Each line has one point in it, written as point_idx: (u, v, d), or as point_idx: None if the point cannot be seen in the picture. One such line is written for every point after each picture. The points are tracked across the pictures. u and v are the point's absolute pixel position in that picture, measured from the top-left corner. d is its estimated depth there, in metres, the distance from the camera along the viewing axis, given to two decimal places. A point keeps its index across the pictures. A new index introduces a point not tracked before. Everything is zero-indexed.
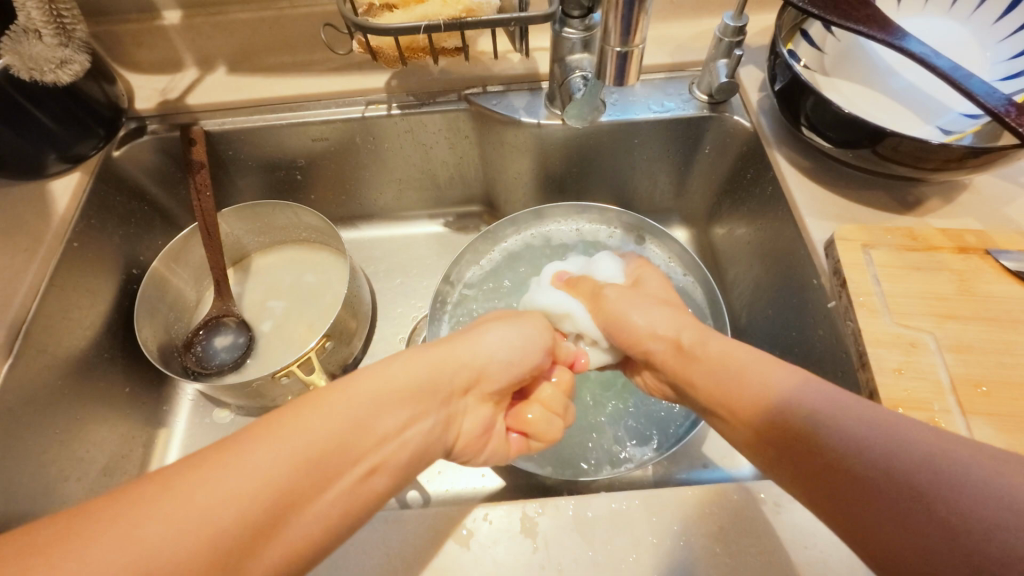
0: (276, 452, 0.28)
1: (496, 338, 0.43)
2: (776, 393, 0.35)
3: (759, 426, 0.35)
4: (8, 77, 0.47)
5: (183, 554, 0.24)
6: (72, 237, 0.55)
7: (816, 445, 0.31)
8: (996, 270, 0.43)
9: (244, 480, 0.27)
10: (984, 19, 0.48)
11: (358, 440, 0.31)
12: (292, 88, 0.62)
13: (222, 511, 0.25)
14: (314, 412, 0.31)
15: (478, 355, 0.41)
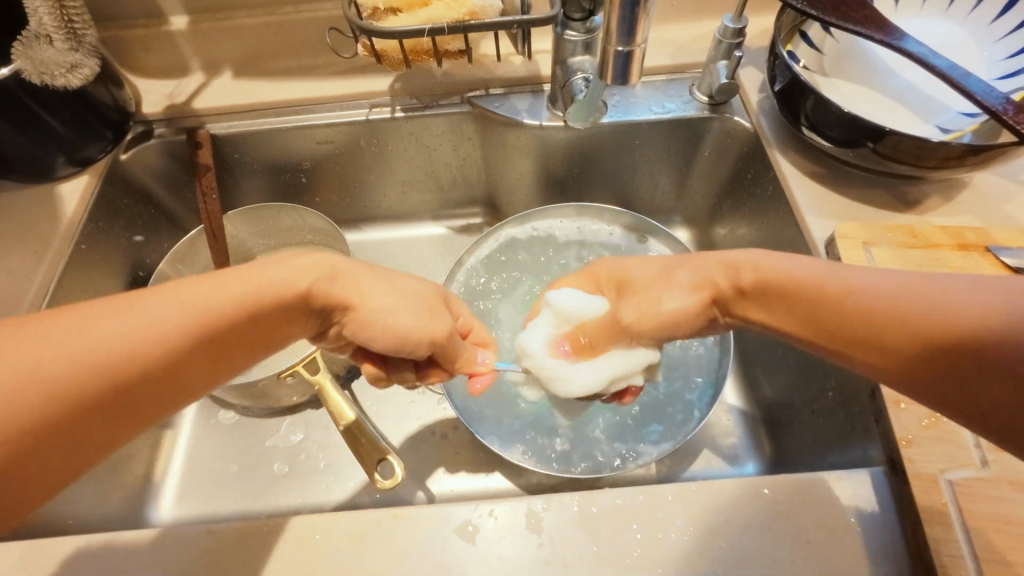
0: (168, 308, 0.31)
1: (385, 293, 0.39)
2: (908, 318, 0.29)
3: (893, 351, 0.29)
4: (19, 81, 0.48)
5: (64, 375, 0.28)
6: (81, 239, 0.56)
7: (1000, 369, 0.26)
8: (996, 267, 0.43)
9: (125, 328, 0.29)
10: (981, 19, 0.49)
11: (238, 319, 0.33)
12: (298, 91, 0.63)
13: (100, 352, 0.28)
14: (200, 287, 0.32)
15: (378, 289, 0.39)
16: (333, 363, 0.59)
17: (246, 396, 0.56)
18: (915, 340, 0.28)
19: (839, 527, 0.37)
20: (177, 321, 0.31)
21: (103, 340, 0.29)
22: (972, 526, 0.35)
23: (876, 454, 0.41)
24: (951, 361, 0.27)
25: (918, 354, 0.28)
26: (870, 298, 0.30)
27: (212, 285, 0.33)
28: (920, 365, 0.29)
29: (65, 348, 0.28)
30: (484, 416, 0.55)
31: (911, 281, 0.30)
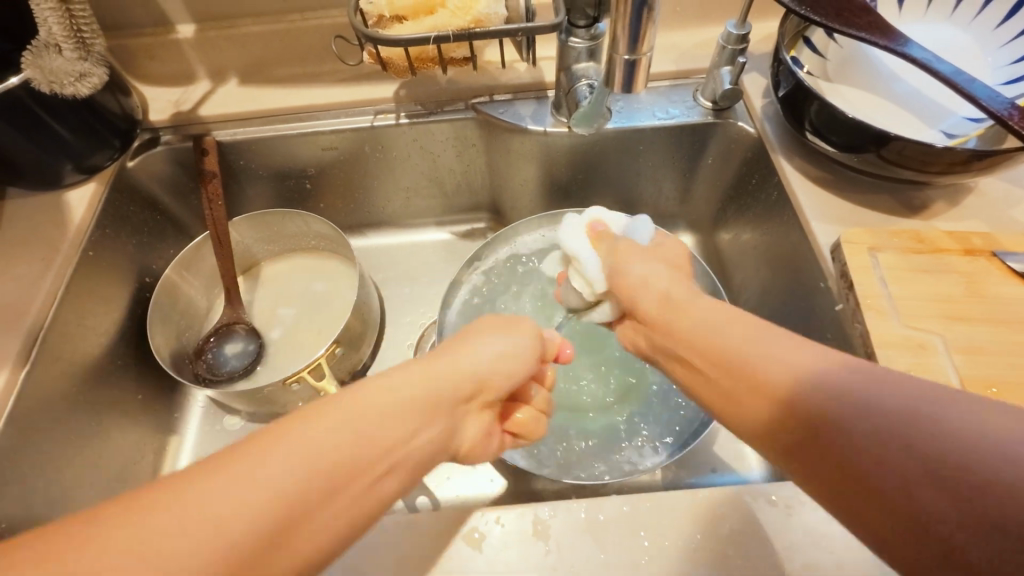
0: (288, 457, 0.26)
1: (495, 339, 0.41)
2: (771, 363, 0.30)
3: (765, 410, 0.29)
4: (28, 90, 0.49)
5: (196, 562, 0.22)
6: (88, 246, 0.56)
7: (825, 422, 0.25)
8: (1003, 272, 0.43)
9: (251, 489, 0.25)
10: (985, 25, 0.49)
11: (365, 453, 0.29)
12: (304, 99, 0.63)
13: (235, 519, 0.24)
14: (309, 423, 0.28)
15: (477, 362, 0.38)
16: (338, 370, 0.60)
17: (252, 402, 0.57)
18: (767, 383, 0.29)
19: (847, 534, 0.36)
20: (354, 430, 0.29)
21: (288, 460, 0.26)
22: None
23: None
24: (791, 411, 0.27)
25: (767, 398, 0.29)
26: (752, 346, 0.31)
27: (360, 401, 0.30)
28: (767, 410, 0.29)
29: (155, 541, 0.22)
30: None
31: (816, 361, 0.28)
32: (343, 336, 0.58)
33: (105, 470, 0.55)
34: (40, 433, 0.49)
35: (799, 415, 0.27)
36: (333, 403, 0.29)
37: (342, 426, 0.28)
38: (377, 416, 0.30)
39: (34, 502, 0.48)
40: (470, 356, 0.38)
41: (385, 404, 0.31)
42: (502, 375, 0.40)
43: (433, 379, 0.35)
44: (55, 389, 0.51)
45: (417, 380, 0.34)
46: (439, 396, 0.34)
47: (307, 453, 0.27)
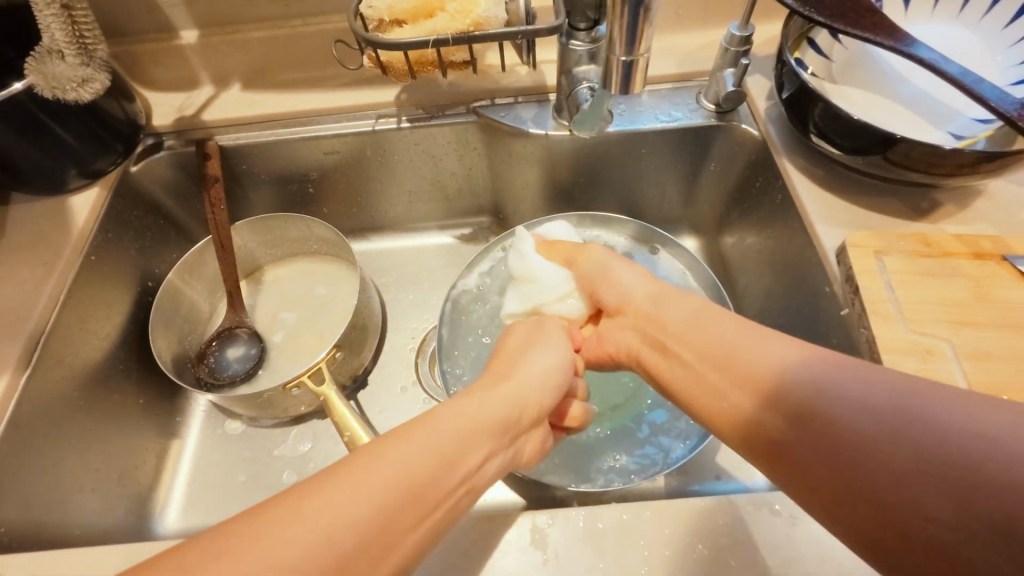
0: (379, 480, 0.30)
1: (542, 354, 0.46)
2: (776, 374, 0.34)
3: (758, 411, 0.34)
4: (30, 95, 0.49)
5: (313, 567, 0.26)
6: (90, 251, 0.57)
7: (815, 430, 0.30)
8: (1014, 276, 0.42)
9: (360, 506, 0.28)
10: (994, 24, 0.48)
11: (448, 474, 0.33)
12: (306, 104, 0.63)
13: (347, 536, 0.27)
14: (409, 443, 0.32)
15: (534, 378, 0.43)
16: (338, 374, 0.59)
17: (252, 407, 0.56)
18: (769, 393, 0.34)
19: (854, 544, 0.36)
20: (451, 440, 0.34)
21: (416, 456, 0.32)
22: None
23: None
24: (800, 423, 0.31)
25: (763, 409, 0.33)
26: (752, 363, 0.35)
27: (449, 413, 0.36)
28: (776, 424, 0.33)
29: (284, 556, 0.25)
30: None
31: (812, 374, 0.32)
32: (345, 340, 0.58)
33: (106, 473, 0.55)
34: (41, 437, 0.49)
35: (802, 423, 0.31)
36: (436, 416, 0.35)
37: (445, 431, 0.34)
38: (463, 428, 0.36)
39: (34, 505, 0.48)
40: (526, 372, 0.43)
41: (463, 414, 0.37)
42: (552, 390, 0.44)
43: (504, 400, 0.40)
44: (56, 392, 0.51)
45: (494, 396, 0.40)
46: (508, 419, 0.39)
47: (429, 450, 0.33)
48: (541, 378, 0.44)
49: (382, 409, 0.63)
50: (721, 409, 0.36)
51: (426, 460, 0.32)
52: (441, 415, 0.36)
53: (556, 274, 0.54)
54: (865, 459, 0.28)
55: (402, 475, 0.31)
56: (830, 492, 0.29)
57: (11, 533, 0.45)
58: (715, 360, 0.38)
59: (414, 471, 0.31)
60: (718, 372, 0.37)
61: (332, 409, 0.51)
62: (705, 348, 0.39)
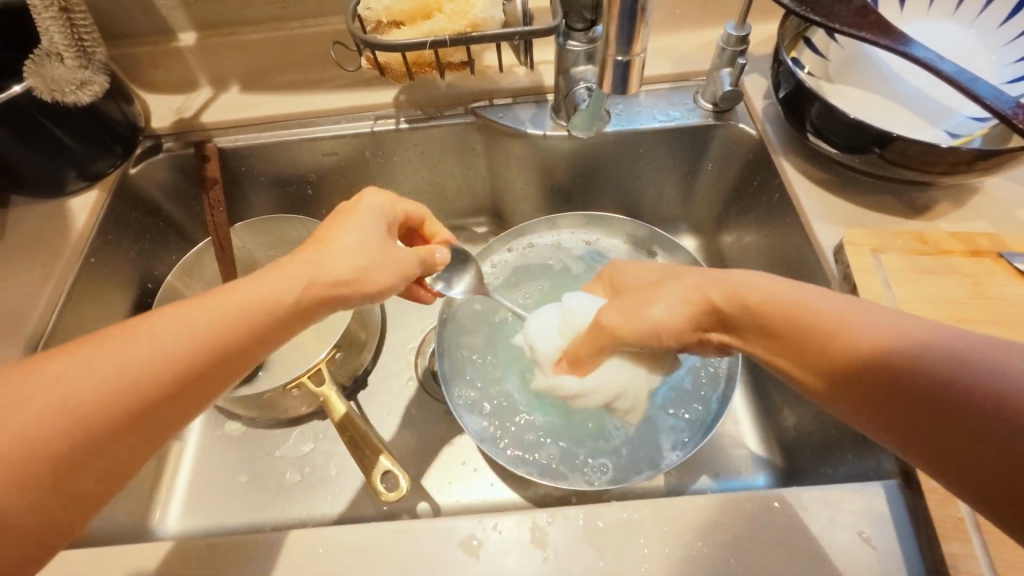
0: (134, 351, 0.30)
1: (360, 226, 0.40)
2: (866, 333, 0.30)
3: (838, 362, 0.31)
4: (31, 98, 0.49)
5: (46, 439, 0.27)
6: (90, 252, 0.57)
7: (911, 390, 0.27)
8: (1010, 274, 0.43)
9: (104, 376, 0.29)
10: (990, 22, 0.48)
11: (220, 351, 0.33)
12: (305, 105, 0.64)
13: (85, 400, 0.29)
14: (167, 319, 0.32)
15: (351, 259, 0.38)
16: (338, 374, 0.60)
17: (252, 408, 0.57)
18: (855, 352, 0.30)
19: (853, 540, 0.36)
20: (225, 320, 0.33)
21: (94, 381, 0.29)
22: (992, 541, 0.34)
23: (888, 467, 0.40)
24: (906, 391, 0.27)
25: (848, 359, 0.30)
26: (848, 331, 0.31)
27: (160, 322, 0.32)
28: (879, 397, 0.29)
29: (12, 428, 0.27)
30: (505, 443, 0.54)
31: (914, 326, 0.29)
32: (343, 340, 0.58)
33: None
34: None
35: (898, 385, 0.28)
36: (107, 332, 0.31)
37: (122, 351, 0.30)
38: (183, 339, 0.32)
39: None
40: (336, 250, 0.38)
41: (186, 324, 0.32)
42: (369, 276, 0.39)
43: (239, 311, 0.34)
44: None
45: (224, 299, 0.34)
46: (308, 292, 0.36)
47: (91, 380, 0.29)
48: (339, 266, 0.38)
49: (383, 409, 0.63)
50: (809, 378, 0.32)
51: (102, 391, 0.29)
52: (142, 328, 0.31)
53: (622, 377, 0.44)
54: (993, 423, 0.25)
55: (58, 411, 0.28)
56: (954, 464, 0.26)
57: None
58: (799, 332, 0.33)
59: (71, 399, 0.28)
60: (793, 340, 0.33)
61: (329, 406, 0.53)
62: (784, 318, 0.33)
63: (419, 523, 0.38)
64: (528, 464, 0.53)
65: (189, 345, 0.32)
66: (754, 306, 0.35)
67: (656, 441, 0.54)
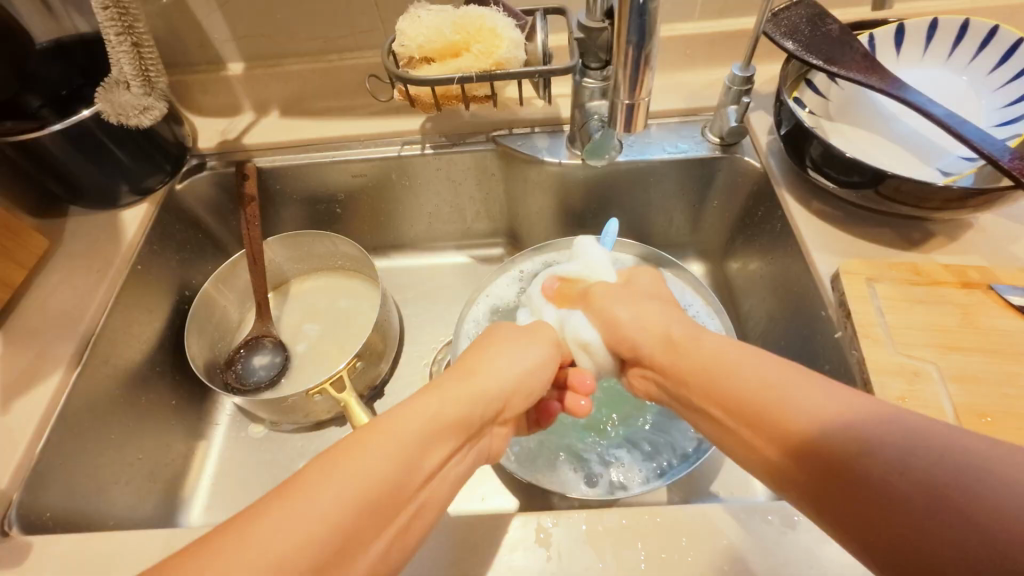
0: (338, 485, 0.30)
1: (521, 354, 0.46)
2: (780, 399, 0.34)
3: (784, 441, 0.32)
4: (97, 121, 0.55)
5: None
6: (137, 261, 0.62)
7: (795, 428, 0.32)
8: (1001, 305, 0.45)
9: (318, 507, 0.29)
10: (981, 68, 0.51)
11: (402, 480, 0.33)
12: (338, 131, 0.69)
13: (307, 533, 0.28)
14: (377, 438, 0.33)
15: (502, 382, 0.43)
16: (357, 382, 0.63)
17: (275, 411, 0.60)
18: (800, 434, 0.31)
19: (841, 553, 0.37)
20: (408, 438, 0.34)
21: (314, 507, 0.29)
22: None
23: None
24: (825, 447, 0.30)
25: (789, 440, 0.32)
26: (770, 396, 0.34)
27: (371, 443, 0.33)
28: (796, 461, 0.31)
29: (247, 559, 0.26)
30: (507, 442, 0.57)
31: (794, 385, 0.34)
32: (364, 350, 0.61)
33: (139, 469, 0.58)
34: (85, 432, 0.53)
35: (807, 448, 0.31)
36: (386, 422, 0.35)
37: (332, 483, 0.30)
38: (378, 465, 0.32)
39: (77, 495, 0.51)
40: (488, 374, 0.43)
41: (388, 443, 0.33)
42: (519, 390, 0.45)
43: (465, 401, 0.40)
44: (102, 391, 0.55)
45: (403, 426, 0.35)
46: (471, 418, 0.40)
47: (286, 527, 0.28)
48: (505, 391, 0.43)
49: None
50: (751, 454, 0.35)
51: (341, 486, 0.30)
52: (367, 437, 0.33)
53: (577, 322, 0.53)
54: (909, 513, 0.25)
55: (316, 513, 0.29)
56: (860, 523, 0.27)
57: (55, 519, 0.48)
58: (761, 416, 0.34)
59: (299, 540, 0.28)
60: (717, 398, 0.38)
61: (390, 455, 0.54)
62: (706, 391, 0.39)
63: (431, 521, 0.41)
64: (527, 468, 0.56)
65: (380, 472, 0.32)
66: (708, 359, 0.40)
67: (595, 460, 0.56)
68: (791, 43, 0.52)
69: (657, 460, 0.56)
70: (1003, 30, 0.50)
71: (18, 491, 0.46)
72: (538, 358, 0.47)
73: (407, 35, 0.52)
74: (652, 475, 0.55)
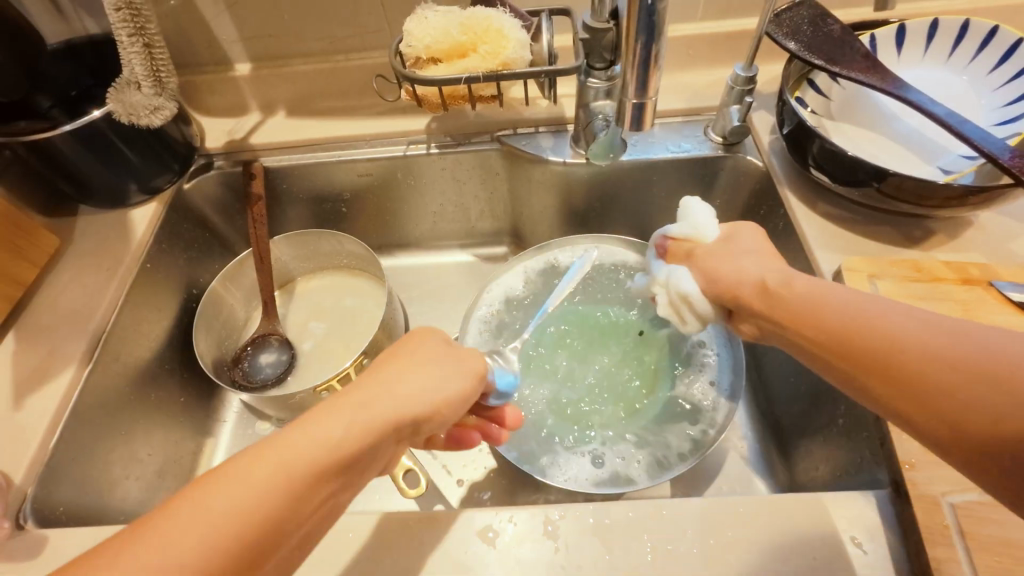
0: (248, 488, 0.27)
1: (438, 368, 0.35)
2: (922, 351, 0.30)
3: (930, 400, 0.29)
4: (109, 123, 0.56)
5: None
6: (146, 259, 0.62)
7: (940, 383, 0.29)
8: (1000, 301, 0.45)
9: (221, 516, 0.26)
10: (980, 68, 0.52)
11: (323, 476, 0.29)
12: (345, 130, 0.70)
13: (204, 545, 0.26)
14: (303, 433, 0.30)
15: (415, 398, 0.33)
16: None
17: (283, 408, 0.61)
18: (950, 389, 0.29)
19: (845, 544, 0.38)
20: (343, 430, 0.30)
21: (216, 514, 0.26)
22: (974, 548, 0.35)
23: (883, 478, 0.42)
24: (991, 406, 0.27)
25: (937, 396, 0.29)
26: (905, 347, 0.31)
27: (292, 440, 0.29)
28: (947, 425, 0.29)
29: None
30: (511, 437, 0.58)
31: (932, 332, 0.31)
32: (370, 348, 0.62)
33: (149, 465, 0.58)
34: (97, 428, 0.54)
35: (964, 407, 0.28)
36: (326, 411, 0.31)
37: (244, 486, 0.27)
38: (297, 462, 0.29)
39: (88, 491, 0.51)
40: (395, 389, 0.33)
41: (317, 438, 0.29)
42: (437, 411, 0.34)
43: (382, 421, 0.31)
44: (112, 388, 0.56)
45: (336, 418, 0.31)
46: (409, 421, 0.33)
47: (180, 538, 0.25)
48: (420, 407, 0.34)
49: None
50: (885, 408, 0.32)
51: (272, 492, 0.28)
52: (304, 434, 0.30)
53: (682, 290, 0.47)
54: None
55: (246, 507, 0.27)
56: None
57: (68, 513, 0.49)
58: (894, 370, 0.31)
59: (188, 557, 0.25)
60: (833, 348, 0.34)
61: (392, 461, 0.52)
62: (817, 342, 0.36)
63: (439, 514, 0.41)
64: (528, 462, 0.56)
65: (297, 473, 0.28)
66: (815, 308, 0.36)
67: (600, 445, 0.57)
68: (793, 43, 0.53)
69: (658, 454, 0.56)
70: (1003, 30, 0.50)
71: (32, 486, 0.47)
72: (456, 369, 0.36)
73: (414, 35, 0.53)
74: (658, 466, 0.55)
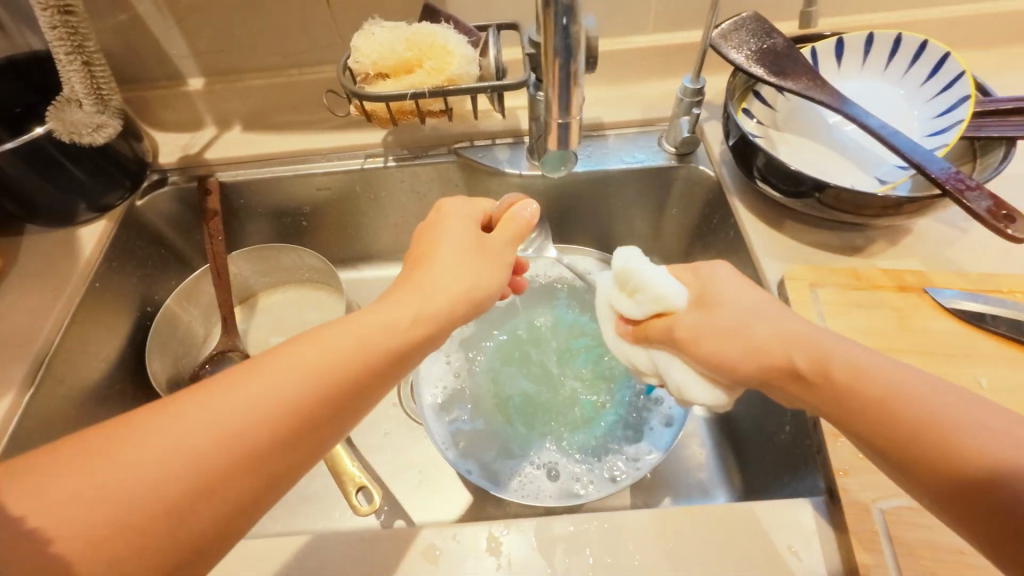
0: (249, 395, 0.31)
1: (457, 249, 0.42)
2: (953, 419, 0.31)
3: (953, 464, 0.30)
4: (51, 140, 0.54)
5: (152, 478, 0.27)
6: (95, 278, 0.61)
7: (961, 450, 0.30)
8: (934, 307, 0.47)
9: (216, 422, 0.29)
10: (914, 81, 0.54)
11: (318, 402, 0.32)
12: (301, 144, 0.69)
13: (197, 445, 0.29)
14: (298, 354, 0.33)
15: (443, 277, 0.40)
16: None
17: None
18: (970, 457, 0.29)
19: (781, 552, 0.39)
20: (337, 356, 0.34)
21: (213, 420, 0.29)
22: (902, 552, 0.36)
23: (820, 484, 0.43)
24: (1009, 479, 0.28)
25: (955, 464, 0.30)
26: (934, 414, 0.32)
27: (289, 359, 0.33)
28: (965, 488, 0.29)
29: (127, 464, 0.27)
30: (468, 451, 0.58)
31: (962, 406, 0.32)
32: None
33: None
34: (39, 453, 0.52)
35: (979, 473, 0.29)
36: (324, 337, 0.34)
37: (241, 395, 0.30)
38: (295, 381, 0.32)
39: None
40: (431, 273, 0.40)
41: (306, 362, 0.33)
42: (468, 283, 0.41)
43: (405, 311, 0.37)
44: (56, 411, 0.55)
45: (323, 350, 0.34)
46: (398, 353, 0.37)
47: (176, 439, 0.28)
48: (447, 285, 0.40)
49: (363, 430, 0.66)
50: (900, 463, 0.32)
51: (252, 415, 0.30)
52: (241, 385, 0.31)
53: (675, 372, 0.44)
54: None
55: (240, 419, 0.30)
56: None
57: None
58: (913, 435, 0.32)
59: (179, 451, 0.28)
60: (861, 412, 0.34)
61: (341, 472, 0.52)
62: (842, 402, 0.35)
63: (383, 532, 0.41)
64: (482, 476, 0.56)
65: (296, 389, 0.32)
66: (832, 372, 0.36)
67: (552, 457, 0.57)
68: (738, 55, 0.54)
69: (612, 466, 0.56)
70: (932, 44, 0.52)
71: None
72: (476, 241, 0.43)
73: (361, 51, 0.53)
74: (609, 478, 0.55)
